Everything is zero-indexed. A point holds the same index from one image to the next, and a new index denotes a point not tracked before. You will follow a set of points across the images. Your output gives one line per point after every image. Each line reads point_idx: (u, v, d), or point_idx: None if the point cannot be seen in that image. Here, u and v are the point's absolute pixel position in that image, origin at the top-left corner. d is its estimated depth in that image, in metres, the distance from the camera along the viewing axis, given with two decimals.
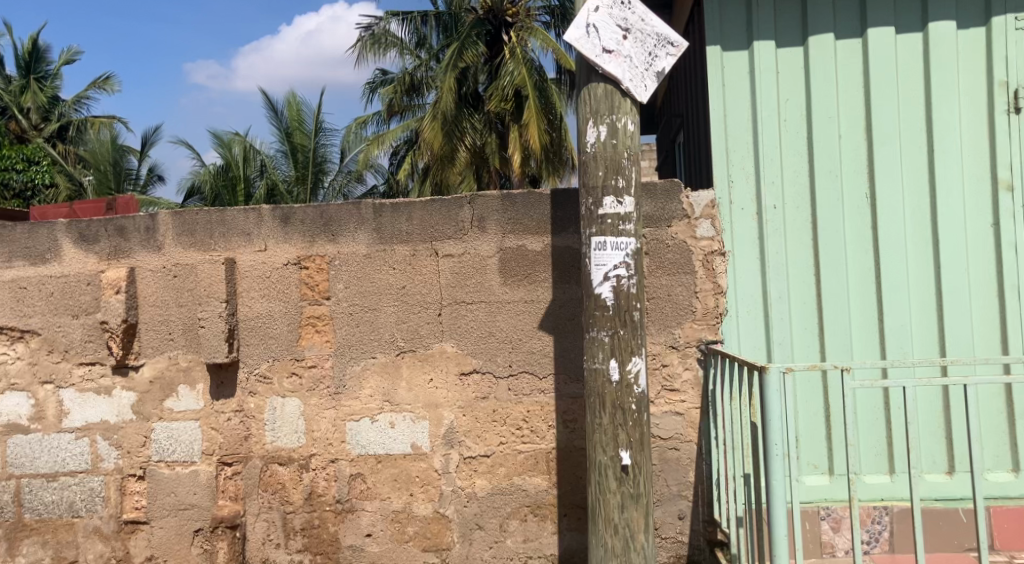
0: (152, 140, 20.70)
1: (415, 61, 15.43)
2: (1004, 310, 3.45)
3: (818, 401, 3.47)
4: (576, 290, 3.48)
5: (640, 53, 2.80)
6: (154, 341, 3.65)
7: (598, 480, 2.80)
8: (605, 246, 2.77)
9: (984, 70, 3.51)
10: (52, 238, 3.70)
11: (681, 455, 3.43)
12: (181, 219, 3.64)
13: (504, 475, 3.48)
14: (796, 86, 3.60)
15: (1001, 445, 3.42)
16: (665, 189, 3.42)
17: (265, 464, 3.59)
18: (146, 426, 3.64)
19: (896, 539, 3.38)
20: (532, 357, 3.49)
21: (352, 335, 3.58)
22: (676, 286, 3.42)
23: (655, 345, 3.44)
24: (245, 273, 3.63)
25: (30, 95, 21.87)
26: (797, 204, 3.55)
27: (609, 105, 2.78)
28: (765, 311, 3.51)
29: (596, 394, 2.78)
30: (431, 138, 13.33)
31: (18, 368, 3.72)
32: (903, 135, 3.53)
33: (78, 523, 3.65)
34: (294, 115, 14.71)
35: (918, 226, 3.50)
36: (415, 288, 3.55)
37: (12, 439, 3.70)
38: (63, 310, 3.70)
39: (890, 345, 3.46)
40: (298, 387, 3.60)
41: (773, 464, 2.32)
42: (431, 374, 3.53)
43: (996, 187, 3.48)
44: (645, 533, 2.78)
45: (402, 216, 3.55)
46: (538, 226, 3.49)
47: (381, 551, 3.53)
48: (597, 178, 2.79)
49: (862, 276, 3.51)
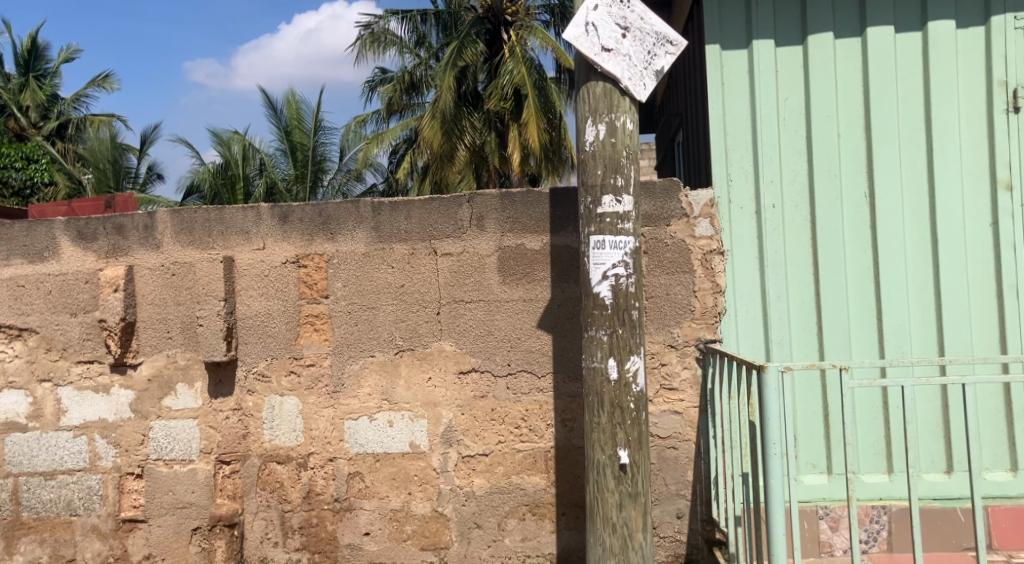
0: (152, 138, 20.67)
1: (415, 59, 15.42)
2: (1004, 310, 3.45)
3: (817, 401, 3.47)
4: (575, 289, 3.48)
5: (640, 52, 2.80)
6: (152, 339, 3.65)
7: (596, 479, 2.79)
8: (603, 245, 2.76)
9: (984, 69, 3.51)
10: (51, 236, 3.69)
11: (679, 454, 3.43)
12: (180, 217, 3.64)
13: (502, 473, 3.48)
14: (795, 85, 3.59)
15: (999, 444, 3.43)
16: (664, 188, 3.41)
17: (264, 462, 3.59)
18: (144, 424, 3.64)
19: (894, 538, 3.39)
20: (531, 355, 3.49)
21: (351, 333, 3.57)
22: (674, 285, 3.42)
23: (654, 344, 3.44)
24: (243, 272, 3.63)
25: (30, 93, 21.87)
26: (796, 204, 3.55)
27: (608, 103, 2.78)
28: (764, 311, 3.51)
29: (594, 393, 2.78)
30: (430, 137, 13.32)
31: (17, 366, 3.72)
32: (902, 135, 3.53)
33: (76, 522, 3.65)
34: (293, 114, 14.68)
35: (917, 225, 3.50)
36: (413, 287, 3.55)
37: (10, 437, 3.70)
38: (61, 308, 3.69)
39: (889, 344, 3.46)
40: (297, 386, 3.59)
41: (771, 463, 2.32)
42: (429, 372, 3.53)
43: (996, 186, 3.48)
44: (643, 532, 2.78)
45: (400, 215, 3.55)
46: (537, 225, 3.49)
47: (379, 550, 3.53)
48: (596, 176, 2.79)
49: (860, 276, 3.50)
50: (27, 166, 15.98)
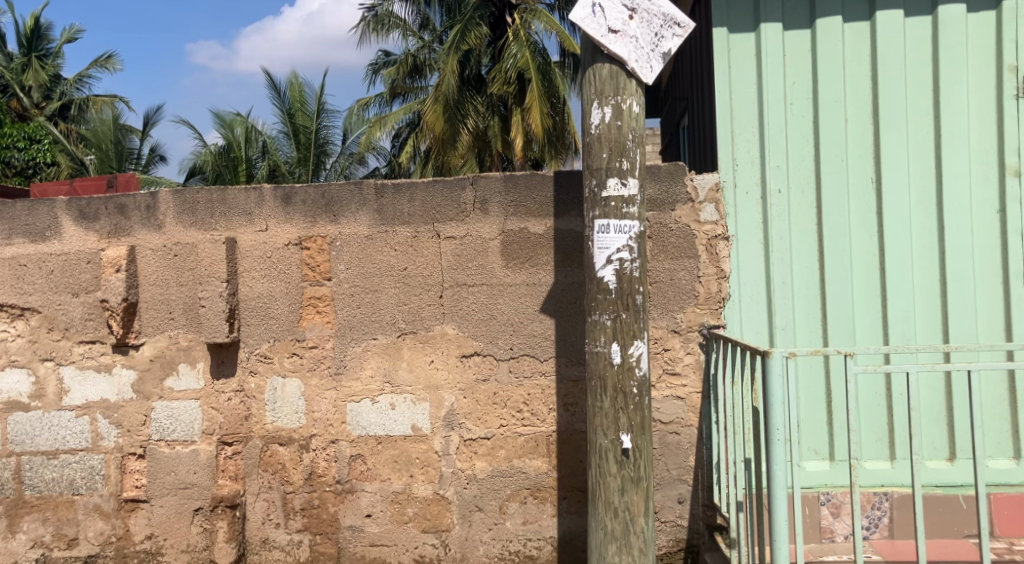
0: (153, 120, 20.54)
1: (418, 42, 15.37)
2: (1010, 298, 3.42)
3: (820, 388, 3.45)
4: (578, 274, 3.46)
5: (646, 34, 2.75)
6: (154, 320, 3.64)
7: (598, 463, 2.79)
8: (608, 228, 2.74)
9: (994, 53, 3.47)
10: (52, 215, 3.68)
11: (681, 440, 3.43)
12: (182, 198, 3.63)
13: (504, 457, 3.48)
14: (803, 69, 3.55)
15: (1002, 433, 3.42)
16: (669, 172, 3.43)
17: (266, 444, 3.60)
18: (146, 405, 3.64)
19: (896, 525, 3.38)
20: (533, 340, 3.48)
21: (353, 316, 3.56)
22: (678, 271, 3.43)
23: (656, 329, 3.45)
24: (246, 253, 3.61)
25: (30, 74, 21.66)
26: (803, 188, 3.51)
27: (614, 86, 2.75)
28: (768, 297, 3.48)
29: (598, 377, 2.77)
30: (433, 120, 13.19)
31: (18, 345, 3.71)
32: (910, 120, 3.49)
33: (78, 501, 3.66)
34: (296, 97, 14.61)
35: (924, 210, 3.47)
36: (415, 271, 3.53)
37: (11, 416, 3.70)
38: (64, 288, 3.68)
39: (893, 331, 3.45)
40: (298, 368, 3.59)
41: (775, 450, 2.31)
42: (431, 355, 3.52)
43: (1004, 173, 3.44)
44: (645, 517, 2.78)
45: (403, 197, 3.52)
46: (540, 208, 3.46)
47: (380, 532, 3.54)
48: (601, 159, 2.76)
49: (866, 262, 3.48)
50: (31, 146, 15.99)
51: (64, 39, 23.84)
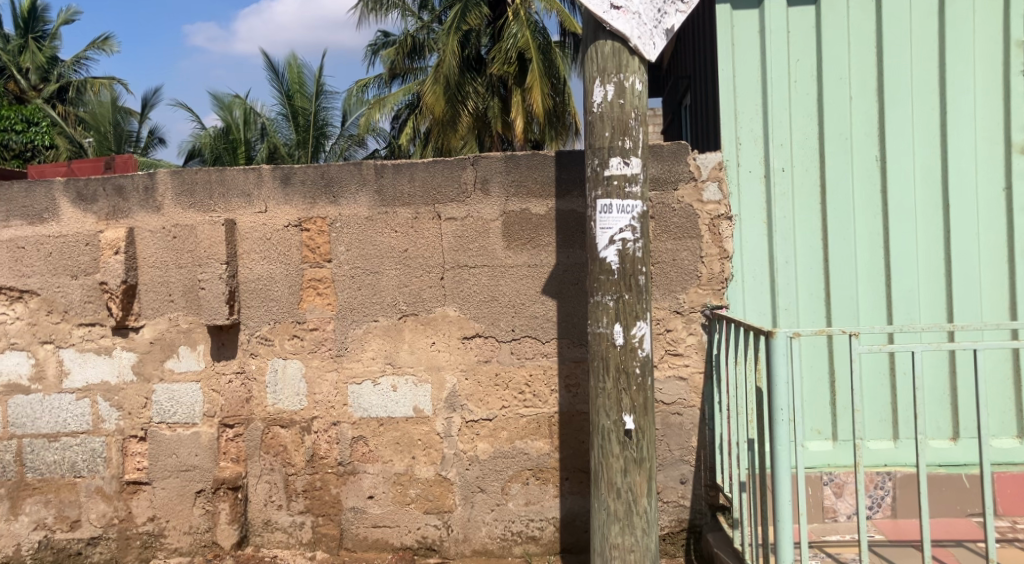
0: (153, 102, 20.45)
1: (417, 23, 15.25)
2: (1014, 276, 3.40)
3: (823, 367, 3.43)
4: (580, 255, 3.43)
5: (649, 10, 2.71)
6: (154, 302, 3.62)
7: (600, 444, 2.77)
8: (611, 208, 2.71)
9: (1001, 29, 3.42)
10: (50, 197, 3.65)
11: (684, 421, 3.43)
12: (181, 179, 3.60)
13: (506, 438, 3.47)
14: (807, 46, 3.49)
15: (1006, 411, 3.41)
16: (672, 151, 3.39)
17: (268, 426, 3.59)
18: (147, 387, 3.63)
19: (899, 504, 3.37)
20: (534, 321, 3.46)
21: (354, 298, 3.54)
22: (681, 251, 3.40)
23: (659, 310, 3.43)
24: (246, 235, 3.59)
25: (27, 55, 21.60)
26: (806, 167, 3.47)
27: (616, 63, 2.71)
28: (771, 277, 3.45)
29: (600, 358, 2.74)
30: (432, 102, 13.10)
31: (18, 328, 3.70)
32: (916, 97, 3.44)
33: (80, 483, 3.66)
34: (294, 79, 14.44)
35: (928, 188, 3.43)
36: (417, 252, 3.50)
37: (12, 399, 3.69)
38: (63, 270, 3.66)
39: (897, 310, 3.42)
40: (300, 350, 3.57)
41: (778, 430, 2.29)
42: (433, 337, 3.51)
43: (1010, 151, 3.40)
44: (648, 497, 2.77)
45: (403, 177, 3.49)
46: (542, 189, 3.43)
47: (382, 514, 3.54)
48: (603, 138, 2.73)
49: (870, 241, 3.44)
50: (27, 129, 15.87)
51: (60, 21, 23.58)
